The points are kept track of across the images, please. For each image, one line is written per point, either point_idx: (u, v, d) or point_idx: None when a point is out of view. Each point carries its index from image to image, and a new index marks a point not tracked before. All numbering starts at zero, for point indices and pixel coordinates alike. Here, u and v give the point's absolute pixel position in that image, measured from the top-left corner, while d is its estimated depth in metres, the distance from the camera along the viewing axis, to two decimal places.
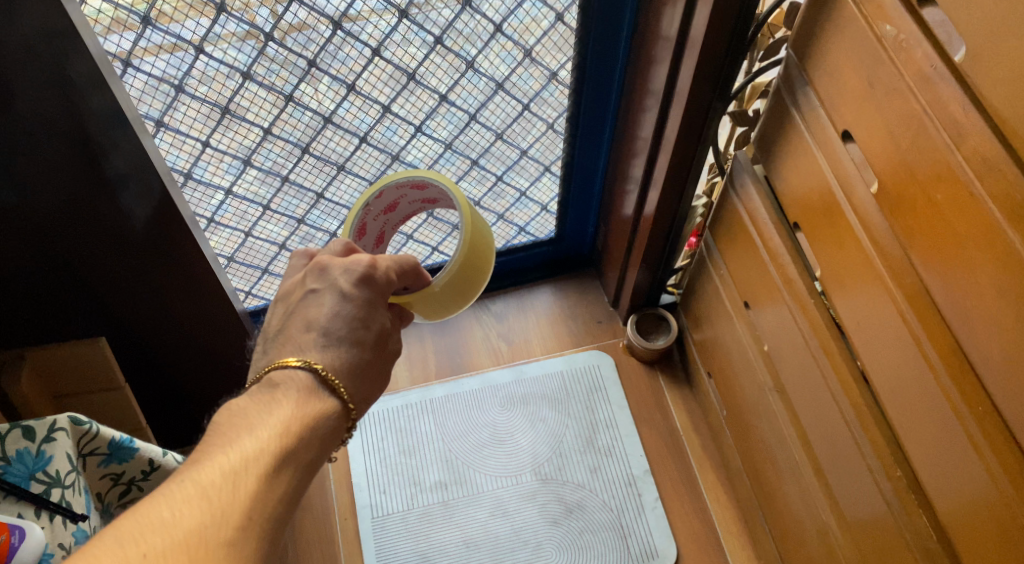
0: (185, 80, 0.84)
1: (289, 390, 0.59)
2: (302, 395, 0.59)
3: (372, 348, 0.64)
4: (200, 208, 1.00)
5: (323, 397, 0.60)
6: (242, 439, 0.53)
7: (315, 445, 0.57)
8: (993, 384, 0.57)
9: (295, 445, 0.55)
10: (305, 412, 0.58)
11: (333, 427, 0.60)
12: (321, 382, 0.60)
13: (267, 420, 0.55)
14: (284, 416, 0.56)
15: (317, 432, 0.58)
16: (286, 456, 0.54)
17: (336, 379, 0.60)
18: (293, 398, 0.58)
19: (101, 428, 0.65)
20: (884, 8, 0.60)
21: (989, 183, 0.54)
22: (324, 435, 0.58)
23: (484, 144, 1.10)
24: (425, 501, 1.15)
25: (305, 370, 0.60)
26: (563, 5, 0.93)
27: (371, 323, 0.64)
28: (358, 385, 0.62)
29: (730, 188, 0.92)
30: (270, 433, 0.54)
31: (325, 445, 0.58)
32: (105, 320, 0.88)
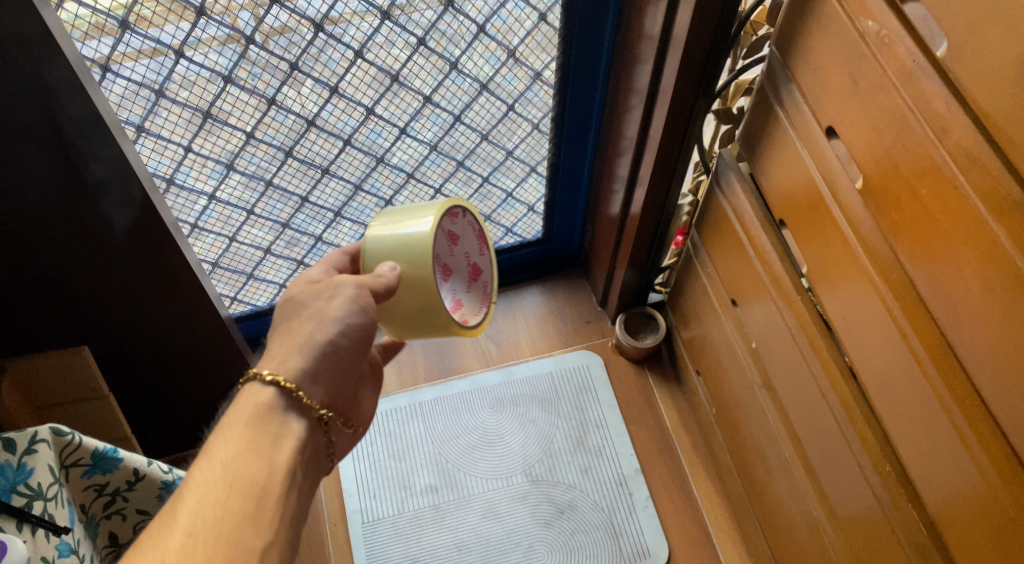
0: (166, 85, 0.83)
1: (243, 403, 0.63)
2: (256, 404, 0.63)
3: (324, 333, 0.67)
4: (183, 214, 0.99)
5: (272, 398, 0.63)
6: (211, 457, 0.58)
7: (281, 448, 0.61)
8: (980, 377, 0.58)
9: (255, 455, 0.59)
10: (258, 422, 0.61)
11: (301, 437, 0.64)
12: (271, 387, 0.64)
13: (223, 440, 0.59)
14: (238, 431, 0.60)
15: (278, 437, 0.62)
16: (247, 467, 0.58)
17: (282, 377, 0.64)
18: (257, 412, 0.62)
19: (84, 439, 0.64)
20: (867, 4, 0.60)
21: (973, 177, 0.54)
22: (289, 438, 0.62)
23: (469, 145, 1.09)
24: (416, 505, 1.15)
25: (270, 385, 0.63)
26: (546, 4, 0.93)
27: (317, 308, 0.68)
28: (311, 376, 0.66)
29: (715, 186, 0.93)
30: (227, 451, 0.58)
31: (298, 446, 0.63)
32: (87, 329, 0.86)
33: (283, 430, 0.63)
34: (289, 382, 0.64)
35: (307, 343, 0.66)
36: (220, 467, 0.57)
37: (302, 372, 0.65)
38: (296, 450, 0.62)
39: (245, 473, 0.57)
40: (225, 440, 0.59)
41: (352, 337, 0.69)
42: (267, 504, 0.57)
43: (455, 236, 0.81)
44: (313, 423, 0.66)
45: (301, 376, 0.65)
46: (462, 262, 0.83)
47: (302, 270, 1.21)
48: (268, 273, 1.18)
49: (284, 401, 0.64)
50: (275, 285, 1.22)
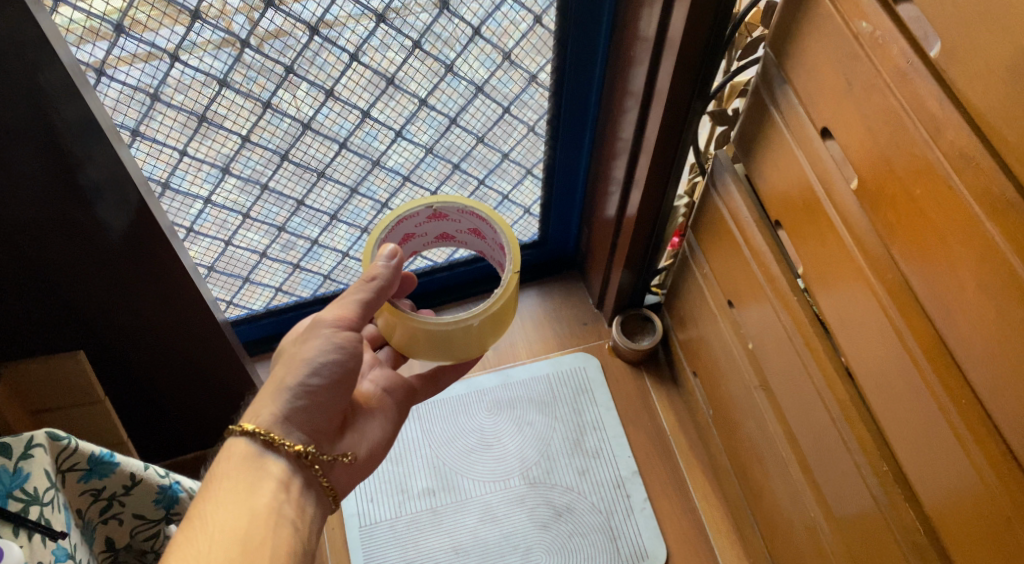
0: (160, 89, 0.83)
1: (219, 459, 0.67)
2: (231, 456, 0.67)
3: (296, 375, 0.70)
4: (179, 217, 0.99)
5: (245, 446, 0.67)
6: (216, 503, 0.63)
7: (261, 492, 0.65)
8: (975, 376, 0.58)
9: (236, 504, 0.63)
10: (235, 473, 0.66)
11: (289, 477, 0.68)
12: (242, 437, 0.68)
13: (210, 492, 0.64)
14: (216, 487, 0.64)
15: (258, 482, 0.66)
16: (230, 517, 0.62)
17: (251, 426, 0.68)
18: (241, 464, 0.66)
19: (80, 443, 0.64)
20: (860, 5, 0.61)
21: (967, 176, 0.54)
22: (268, 481, 0.66)
23: (465, 148, 1.09)
24: (413, 508, 1.14)
25: (251, 438, 0.67)
26: (541, 7, 0.93)
27: (291, 355, 0.71)
28: (284, 420, 0.69)
29: (711, 187, 0.93)
30: (208, 507, 0.62)
31: (279, 487, 0.67)
32: (83, 335, 0.86)
33: (263, 474, 0.66)
34: (257, 428, 0.68)
35: (278, 388, 0.70)
36: (204, 524, 0.61)
37: (273, 419, 0.68)
38: (278, 490, 0.66)
39: (228, 522, 0.61)
40: (204, 499, 0.63)
41: (324, 377, 0.71)
42: (257, 544, 0.61)
43: (479, 231, 0.79)
44: (297, 463, 0.69)
45: (274, 421, 0.69)
46: (493, 242, 0.79)
47: (298, 274, 1.21)
48: (264, 277, 1.18)
49: (258, 446, 0.67)
50: (271, 289, 1.22)
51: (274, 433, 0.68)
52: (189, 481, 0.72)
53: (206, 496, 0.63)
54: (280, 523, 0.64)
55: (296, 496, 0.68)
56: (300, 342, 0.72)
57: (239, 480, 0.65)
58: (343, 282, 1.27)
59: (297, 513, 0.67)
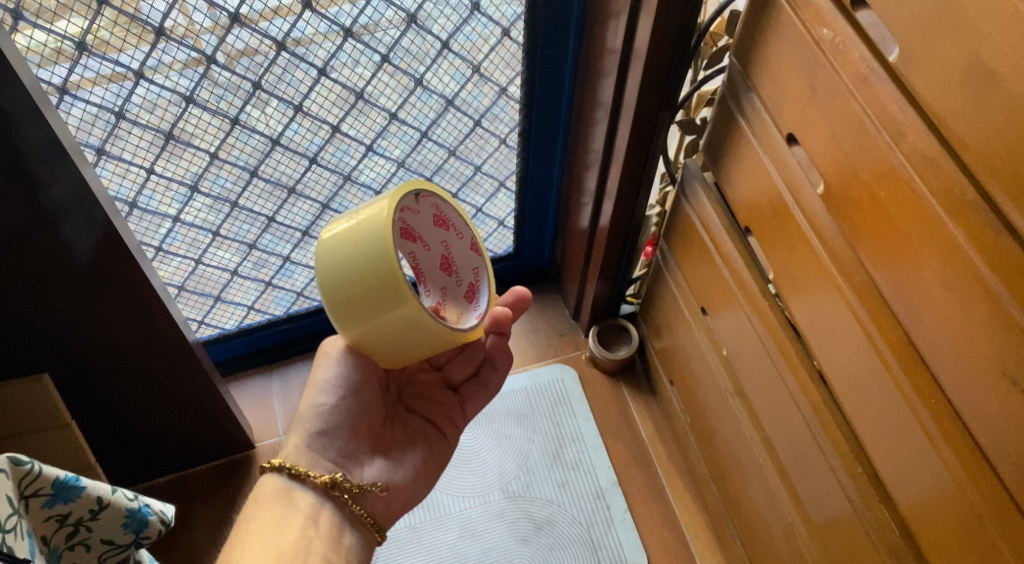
0: (126, 107, 0.82)
1: (253, 498, 0.73)
2: (261, 492, 0.73)
3: (309, 401, 0.77)
4: (147, 237, 0.98)
5: (274, 480, 0.74)
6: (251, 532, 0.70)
7: (289, 530, 0.70)
8: (942, 374, 0.58)
9: (267, 546, 0.68)
10: (265, 518, 0.71)
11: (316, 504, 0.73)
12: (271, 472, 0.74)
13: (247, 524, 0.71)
14: (250, 531, 0.70)
15: (286, 518, 0.71)
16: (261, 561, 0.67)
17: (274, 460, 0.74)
18: (268, 499, 0.72)
19: (45, 468, 0.60)
20: (821, 13, 0.62)
21: (929, 178, 0.55)
22: (296, 516, 0.71)
23: (437, 162, 1.09)
24: (392, 526, 1.13)
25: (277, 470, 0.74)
26: (509, 20, 0.94)
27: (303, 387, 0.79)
28: (309, 448, 0.75)
29: (681, 196, 0.93)
30: (247, 545, 0.68)
31: (306, 521, 0.71)
32: (50, 357, 0.84)
33: (291, 510, 0.72)
34: (280, 460, 0.74)
35: (299, 420, 0.77)
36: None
37: (295, 448, 0.75)
38: (307, 524, 0.71)
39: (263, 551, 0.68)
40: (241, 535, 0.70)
41: (331, 394, 0.76)
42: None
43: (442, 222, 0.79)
44: (324, 491, 0.74)
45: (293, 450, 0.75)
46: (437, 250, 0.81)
47: (271, 291, 1.20)
48: (236, 296, 1.17)
49: (284, 478, 0.73)
50: (244, 307, 1.20)
51: (298, 464, 0.74)
52: (159, 503, 0.68)
53: (246, 539, 0.69)
54: (307, 556, 0.68)
55: (319, 526, 0.71)
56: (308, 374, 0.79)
57: (269, 522, 0.70)
58: (317, 299, 1.26)
59: (326, 547, 0.70)
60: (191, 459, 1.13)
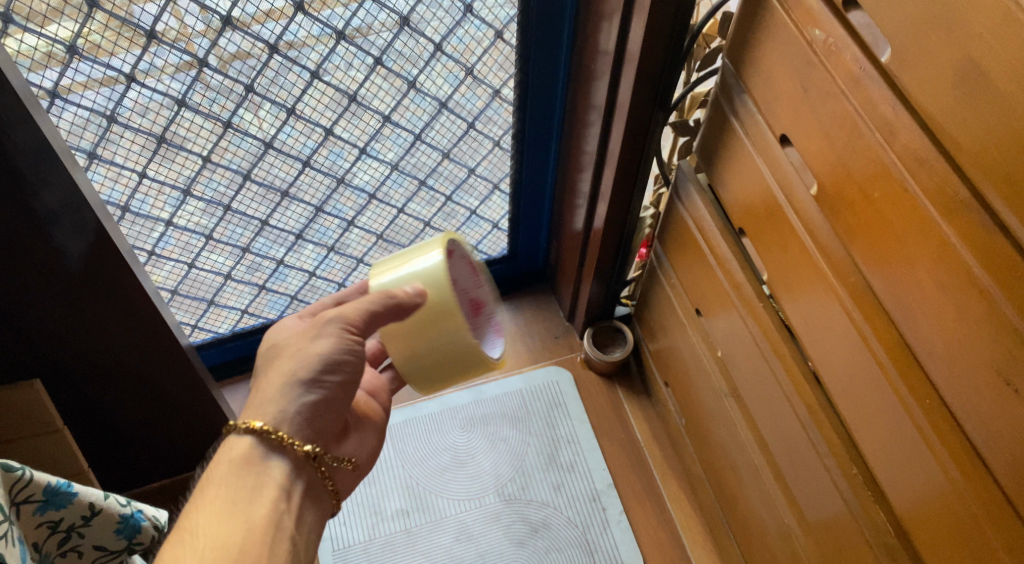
0: (118, 111, 0.82)
1: (221, 461, 0.66)
2: (234, 454, 0.66)
3: (308, 370, 0.69)
4: (139, 241, 0.97)
5: (251, 445, 0.66)
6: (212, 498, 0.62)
7: (261, 500, 0.64)
8: (936, 374, 0.58)
9: (234, 513, 0.62)
10: (233, 482, 0.64)
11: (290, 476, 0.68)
12: (250, 435, 0.67)
13: (206, 489, 0.63)
14: (216, 497, 0.63)
15: (258, 488, 0.65)
16: (230, 529, 0.60)
17: (258, 424, 0.67)
18: (239, 464, 0.65)
19: (35, 474, 0.58)
20: (813, 14, 0.62)
21: (922, 178, 0.55)
22: (269, 487, 0.65)
23: (431, 164, 1.09)
24: (387, 531, 1.12)
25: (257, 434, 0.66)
26: (502, 22, 0.94)
27: (298, 347, 0.70)
28: (295, 416, 0.68)
29: (675, 198, 0.93)
30: (205, 512, 0.61)
31: (279, 495, 0.65)
32: (42, 363, 0.84)
33: (265, 479, 0.65)
34: (266, 426, 0.67)
35: (290, 382, 0.68)
36: (205, 539, 0.59)
37: (282, 415, 0.68)
38: (279, 498, 0.65)
39: (225, 519, 0.61)
40: (198, 502, 0.62)
41: (337, 373, 0.70)
42: (250, 559, 0.59)
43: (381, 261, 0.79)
44: (299, 462, 0.69)
45: (282, 417, 0.68)
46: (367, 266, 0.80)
47: (265, 295, 1.19)
48: (229, 300, 1.16)
49: (265, 446, 0.67)
50: (237, 311, 1.20)
51: (280, 429, 0.67)
52: (152, 509, 0.67)
53: (207, 505, 0.62)
54: (278, 535, 0.62)
55: (295, 502, 0.67)
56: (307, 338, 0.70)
57: (237, 487, 0.64)
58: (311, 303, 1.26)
59: (296, 523, 0.65)
60: (184, 464, 1.13)
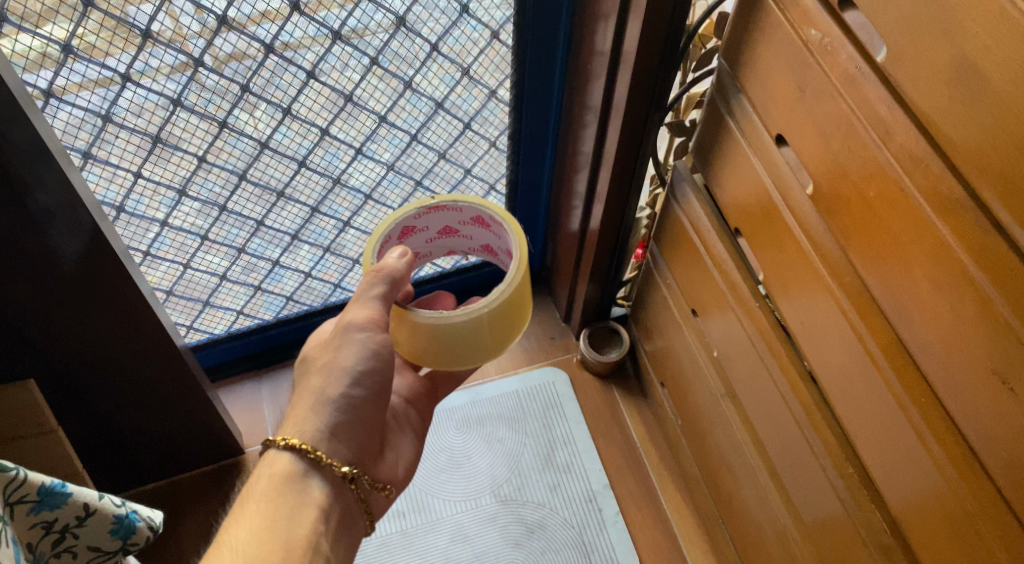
0: (113, 111, 0.82)
1: (262, 476, 0.68)
2: (276, 469, 0.68)
3: (337, 386, 0.72)
4: (134, 241, 0.97)
5: (291, 463, 0.68)
6: (257, 506, 0.65)
7: (302, 522, 0.65)
8: (931, 372, 0.59)
9: (273, 527, 0.64)
10: (278, 499, 0.66)
11: (329, 497, 0.69)
12: (289, 453, 0.69)
13: (251, 498, 0.66)
14: (256, 508, 0.65)
15: (300, 508, 0.66)
16: (264, 544, 0.62)
17: (299, 442, 0.69)
18: (279, 480, 0.67)
19: (30, 474, 0.58)
20: (809, 14, 0.62)
21: (917, 177, 0.55)
22: (308, 508, 0.67)
23: (427, 165, 1.09)
24: (383, 531, 1.12)
25: (291, 451, 0.69)
26: (498, 22, 0.94)
27: (326, 362, 0.73)
28: (328, 434, 0.71)
29: (671, 198, 0.94)
30: (250, 521, 0.64)
31: (318, 515, 0.67)
32: (37, 363, 0.84)
33: (304, 500, 0.67)
34: (305, 445, 0.69)
35: (320, 399, 0.71)
36: (239, 549, 0.61)
37: (318, 431, 0.70)
38: (318, 519, 0.67)
39: (264, 531, 0.63)
40: (243, 509, 0.65)
41: (364, 387, 0.73)
42: None
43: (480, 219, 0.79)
44: (336, 482, 0.70)
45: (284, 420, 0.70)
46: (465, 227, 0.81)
47: (260, 296, 1.19)
48: (225, 301, 1.16)
49: (304, 463, 0.69)
50: (233, 312, 1.20)
51: (315, 447, 0.69)
52: (147, 509, 0.67)
53: (249, 510, 0.65)
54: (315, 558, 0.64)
55: (333, 522, 0.69)
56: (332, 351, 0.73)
57: (279, 506, 0.65)
58: (307, 303, 1.26)
59: (330, 547, 0.67)
60: (179, 464, 1.12)
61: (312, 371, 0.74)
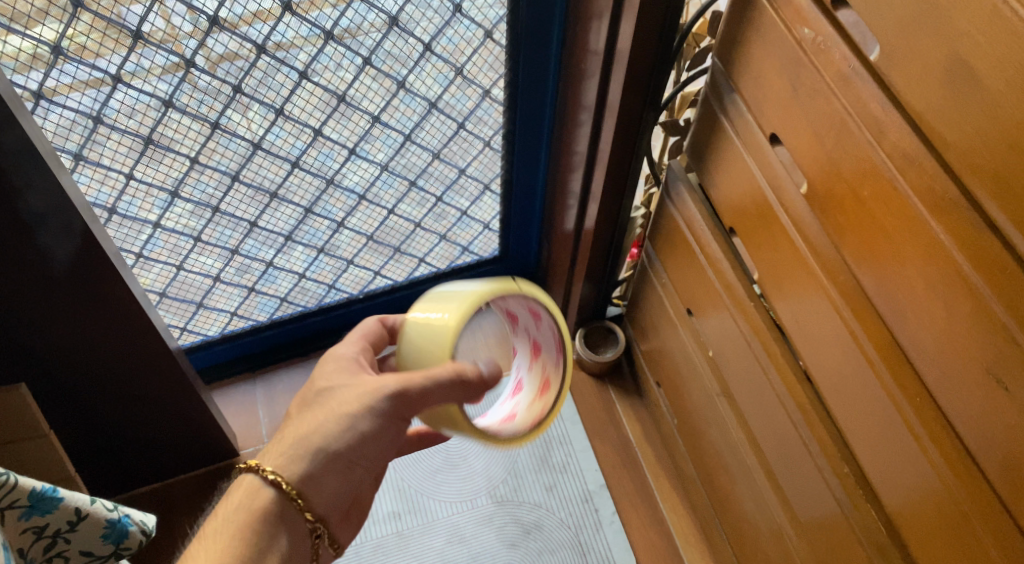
0: (104, 112, 0.81)
1: (237, 504, 0.64)
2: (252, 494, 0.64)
3: (329, 433, 0.66)
4: (127, 243, 0.97)
5: (266, 498, 0.64)
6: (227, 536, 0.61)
7: None
8: (926, 372, 0.58)
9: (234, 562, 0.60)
10: (247, 530, 0.62)
11: (293, 547, 0.64)
12: (271, 487, 0.64)
13: (221, 524, 0.62)
14: (226, 535, 0.61)
15: (264, 552, 0.62)
16: None
17: (285, 481, 0.64)
18: (249, 514, 0.63)
19: (21, 479, 0.57)
20: (802, 12, 0.62)
21: (911, 176, 0.55)
22: (270, 558, 0.62)
23: (421, 165, 1.09)
24: (379, 533, 1.12)
25: (273, 485, 0.64)
26: (492, 21, 0.93)
27: (328, 399, 0.68)
28: (308, 480, 0.65)
29: (665, 198, 0.93)
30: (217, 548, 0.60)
31: None
32: (30, 367, 0.83)
33: (271, 546, 0.63)
34: (288, 484, 0.64)
35: (312, 441, 0.66)
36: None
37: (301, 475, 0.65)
38: None
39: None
40: (213, 535, 0.62)
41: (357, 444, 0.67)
42: None
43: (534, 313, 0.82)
44: (303, 535, 0.66)
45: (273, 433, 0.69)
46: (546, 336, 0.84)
47: (254, 297, 1.18)
48: (219, 302, 1.16)
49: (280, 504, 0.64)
50: (227, 314, 1.19)
51: (295, 488, 0.65)
52: (140, 513, 0.66)
53: (222, 534, 0.61)
54: None
55: None
56: (325, 378, 0.70)
57: (246, 540, 0.62)
58: (301, 304, 1.25)
59: None
60: (173, 467, 1.12)
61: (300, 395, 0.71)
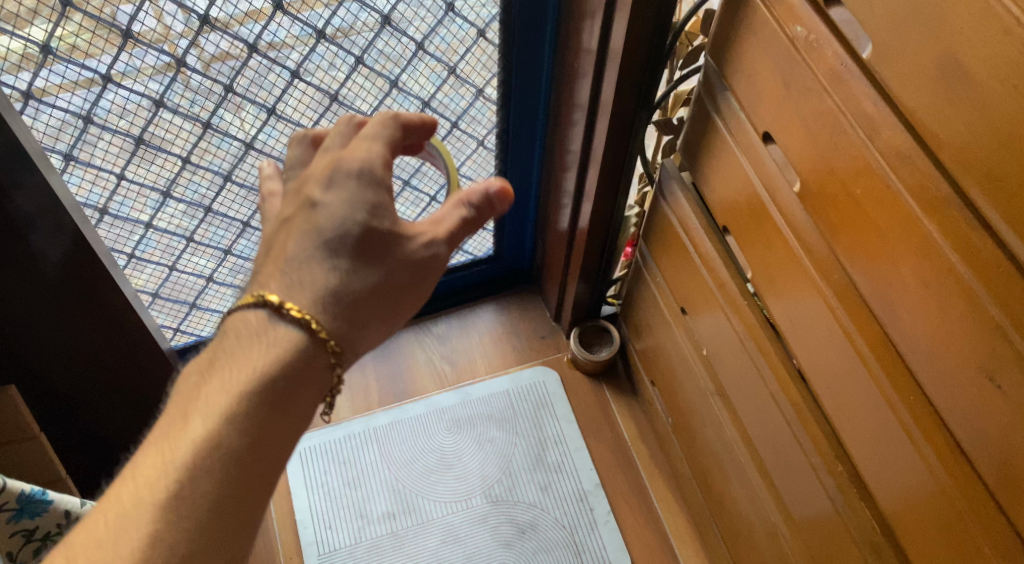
0: (94, 112, 0.81)
1: (235, 340, 0.54)
2: (255, 344, 0.54)
3: (338, 233, 0.56)
4: (119, 244, 0.96)
5: (272, 322, 0.54)
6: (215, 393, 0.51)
7: (271, 408, 0.52)
8: (919, 370, 0.58)
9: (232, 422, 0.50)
10: (249, 384, 0.51)
11: (300, 366, 0.54)
12: (283, 324, 0.54)
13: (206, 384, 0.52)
14: (219, 389, 0.51)
15: (277, 411, 0.52)
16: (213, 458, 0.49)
17: (304, 313, 0.54)
18: (250, 355, 0.53)
19: (9, 482, 0.57)
20: (794, 10, 0.61)
21: (903, 174, 0.55)
22: (280, 401, 0.52)
23: (415, 164, 1.08)
24: (374, 533, 1.12)
25: (281, 313, 0.54)
26: (485, 20, 0.93)
27: (315, 220, 0.57)
28: (325, 302, 0.55)
29: (659, 196, 0.93)
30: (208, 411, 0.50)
31: (284, 387, 0.53)
32: (21, 370, 0.83)
33: (279, 368, 0.53)
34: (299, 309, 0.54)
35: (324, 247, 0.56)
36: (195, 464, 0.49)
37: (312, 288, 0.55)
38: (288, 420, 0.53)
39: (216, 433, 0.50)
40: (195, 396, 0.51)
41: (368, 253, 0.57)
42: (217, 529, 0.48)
43: None
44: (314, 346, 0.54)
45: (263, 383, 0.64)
46: None
47: None
48: (212, 302, 1.15)
49: (281, 319, 0.54)
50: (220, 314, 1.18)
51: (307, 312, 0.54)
52: None
53: (206, 399, 0.51)
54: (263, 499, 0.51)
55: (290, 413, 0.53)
56: (320, 186, 0.58)
57: (242, 392, 0.51)
58: None
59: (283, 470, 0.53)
60: None
61: (271, 257, 0.58)
